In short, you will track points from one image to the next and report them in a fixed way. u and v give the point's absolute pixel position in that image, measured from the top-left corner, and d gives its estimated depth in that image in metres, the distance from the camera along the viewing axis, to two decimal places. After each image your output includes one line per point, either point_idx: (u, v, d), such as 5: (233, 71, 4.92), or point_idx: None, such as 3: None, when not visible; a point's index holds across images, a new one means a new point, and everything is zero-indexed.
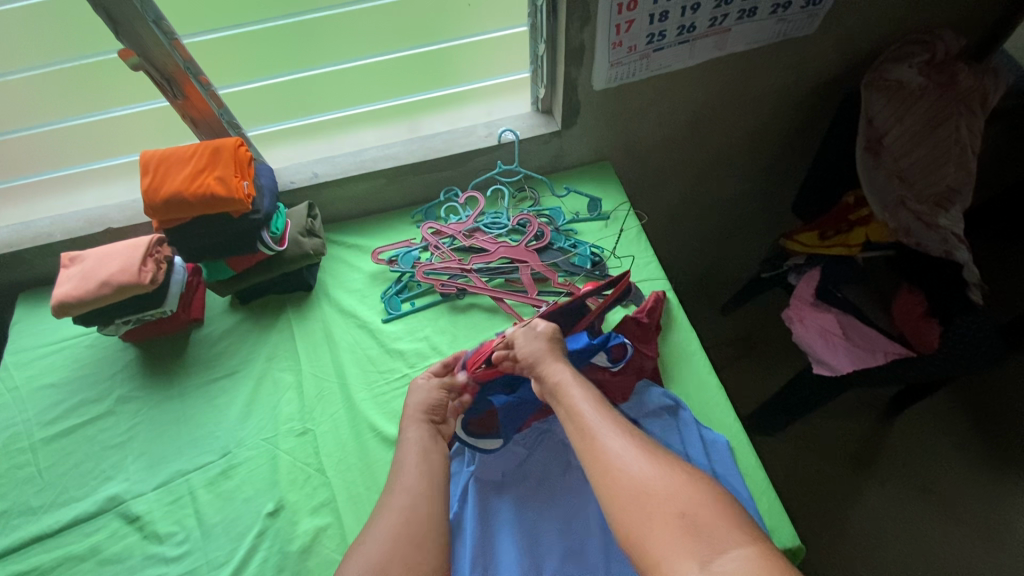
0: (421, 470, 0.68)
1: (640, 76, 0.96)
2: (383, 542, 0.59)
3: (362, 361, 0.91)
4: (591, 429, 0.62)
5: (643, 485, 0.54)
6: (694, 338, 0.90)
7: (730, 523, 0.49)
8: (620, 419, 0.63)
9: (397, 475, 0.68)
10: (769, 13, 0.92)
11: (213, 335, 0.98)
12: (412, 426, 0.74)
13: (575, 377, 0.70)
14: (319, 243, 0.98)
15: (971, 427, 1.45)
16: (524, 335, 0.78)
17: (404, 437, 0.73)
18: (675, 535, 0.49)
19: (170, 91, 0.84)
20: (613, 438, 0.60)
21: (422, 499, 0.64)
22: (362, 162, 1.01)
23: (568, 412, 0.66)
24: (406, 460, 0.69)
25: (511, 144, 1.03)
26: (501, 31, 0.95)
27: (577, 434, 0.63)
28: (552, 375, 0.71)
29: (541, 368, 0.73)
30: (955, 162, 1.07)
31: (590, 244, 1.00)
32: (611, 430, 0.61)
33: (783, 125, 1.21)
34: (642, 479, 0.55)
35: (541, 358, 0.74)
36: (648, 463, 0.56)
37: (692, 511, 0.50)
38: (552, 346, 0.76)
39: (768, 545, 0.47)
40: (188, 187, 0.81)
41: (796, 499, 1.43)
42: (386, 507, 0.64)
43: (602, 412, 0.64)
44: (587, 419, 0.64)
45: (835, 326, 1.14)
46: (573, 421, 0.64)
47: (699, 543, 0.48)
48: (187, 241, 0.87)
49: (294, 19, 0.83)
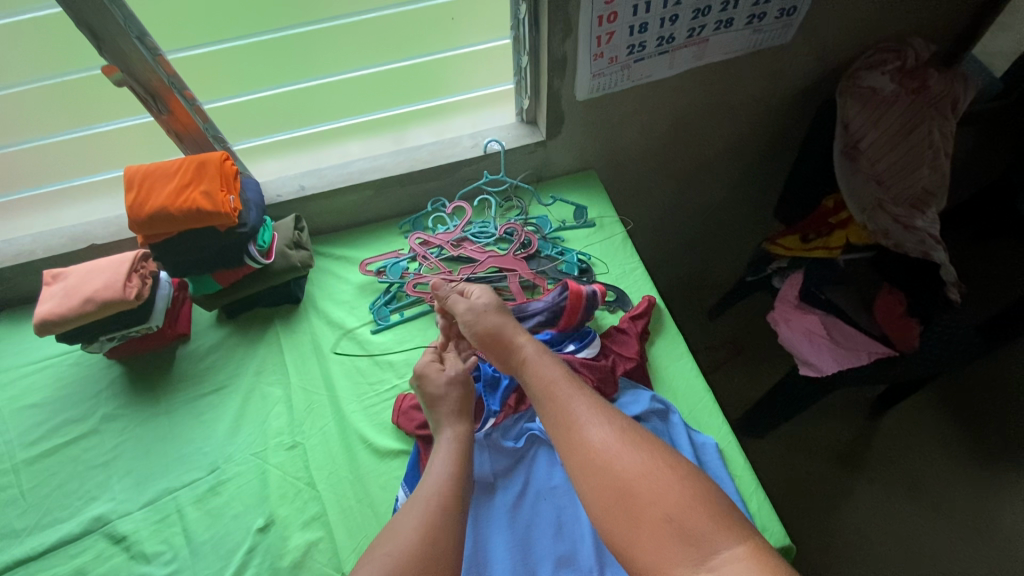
0: (451, 474, 0.68)
1: (622, 86, 0.98)
2: (402, 546, 0.58)
3: (351, 372, 0.91)
4: (568, 416, 0.64)
5: (625, 478, 0.56)
6: (681, 341, 0.91)
7: (718, 521, 0.52)
8: (597, 402, 0.66)
9: (427, 477, 0.68)
10: (746, 24, 0.95)
11: (201, 350, 0.97)
12: (453, 422, 0.75)
13: (545, 355, 0.73)
14: (307, 256, 0.97)
15: (954, 422, 1.48)
16: (465, 311, 0.81)
17: (444, 434, 0.73)
18: (665, 542, 0.52)
19: (154, 106, 0.84)
20: (592, 427, 0.62)
21: (449, 508, 0.64)
22: (349, 174, 1.02)
23: (543, 392, 0.69)
24: (437, 460, 0.70)
25: (497, 154, 1.04)
26: (485, 44, 0.96)
27: (553, 416, 0.66)
28: (522, 352, 0.75)
29: (507, 337, 0.76)
30: (928, 164, 1.10)
31: (577, 251, 1.01)
32: (588, 417, 0.63)
33: (764, 131, 1.23)
34: (624, 473, 0.57)
35: (502, 326, 0.78)
36: (629, 452, 0.58)
37: (678, 514, 0.53)
38: (497, 312, 0.80)
39: (758, 541, 0.51)
40: (174, 203, 0.80)
41: (785, 498, 1.46)
42: (407, 512, 0.63)
43: (576, 394, 0.67)
44: (563, 401, 0.66)
45: (819, 328, 1.19)
46: (549, 404, 0.67)
47: (690, 547, 0.51)
48: (173, 256, 0.86)
49: (278, 34, 0.84)
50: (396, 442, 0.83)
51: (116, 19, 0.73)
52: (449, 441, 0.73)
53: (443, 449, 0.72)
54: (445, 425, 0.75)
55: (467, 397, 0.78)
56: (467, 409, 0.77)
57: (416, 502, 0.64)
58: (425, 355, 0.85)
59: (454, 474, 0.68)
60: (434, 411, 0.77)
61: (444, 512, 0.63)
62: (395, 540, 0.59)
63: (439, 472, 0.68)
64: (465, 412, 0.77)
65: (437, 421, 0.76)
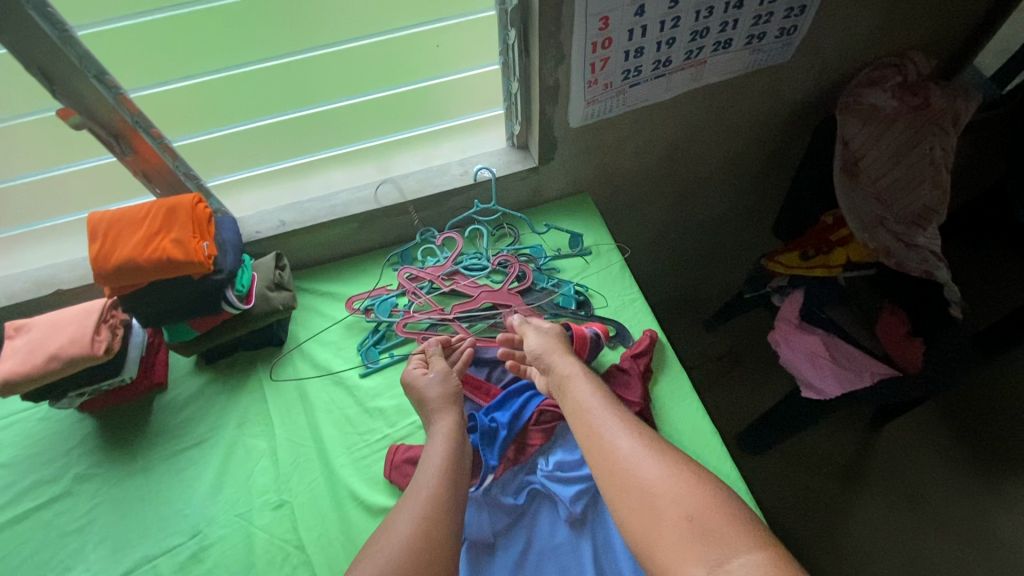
0: (448, 460, 0.70)
1: (618, 111, 0.93)
2: (401, 538, 0.60)
3: (340, 422, 0.87)
4: (599, 428, 0.68)
5: (648, 483, 0.60)
6: (686, 379, 0.87)
7: (736, 525, 0.54)
8: (626, 417, 0.69)
9: (431, 455, 0.71)
10: (745, 44, 0.90)
11: (179, 400, 0.91)
12: (440, 415, 0.76)
13: (582, 373, 0.77)
14: (290, 297, 0.91)
15: (954, 432, 1.47)
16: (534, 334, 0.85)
17: (434, 427, 0.75)
18: (685, 541, 0.55)
19: (117, 147, 0.77)
20: (621, 437, 0.66)
21: (451, 487, 0.67)
22: (332, 207, 0.97)
23: (575, 408, 0.72)
24: (439, 435, 0.74)
25: (488, 182, 0.99)
26: (474, 70, 0.91)
27: (584, 429, 0.70)
28: (561, 368, 0.78)
29: (550, 362, 0.80)
30: (931, 180, 1.08)
31: (574, 283, 0.97)
32: (617, 429, 0.67)
33: (762, 148, 1.19)
34: (649, 479, 0.60)
35: (549, 350, 0.81)
36: (655, 462, 0.62)
37: (699, 515, 0.56)
38: (558, 342, 0.83)
39: (772, 549, 0.52)
40: (143, 252, 0.74)
41: (783, 511, 1.46)
42: (412, 494, 0.66)
43: (608, 410, 0.70)
44: (595, 415, 0.70)
45: (821, 349, 1.17)
46: (581, 417, 0.71)
47: (710, 547, 0.53)
48: (144, 306, 0.80)
49: (258, 66, 0.77)
50: (390, 499, 0.78)
51: (68, 59, 0.67)
52: (447, 421, 0.76)
53: (442, 427, 0.75)
54: (434, 420, 0.77)
55: (454, 393, 0.80)
56: (455, 400, 0.79)
57: (423, 481, 0.67)
58: (412, 360, 0.86)
59: (453, 451, 0.71)
60: (423, 409, 0.78)
61: (444, 489, 0.66)
62: (391, 532, 0.61)
63: (436, 459, 0.70)
64: (451, 401, 0.78)
65: (427, 416, 0.78)
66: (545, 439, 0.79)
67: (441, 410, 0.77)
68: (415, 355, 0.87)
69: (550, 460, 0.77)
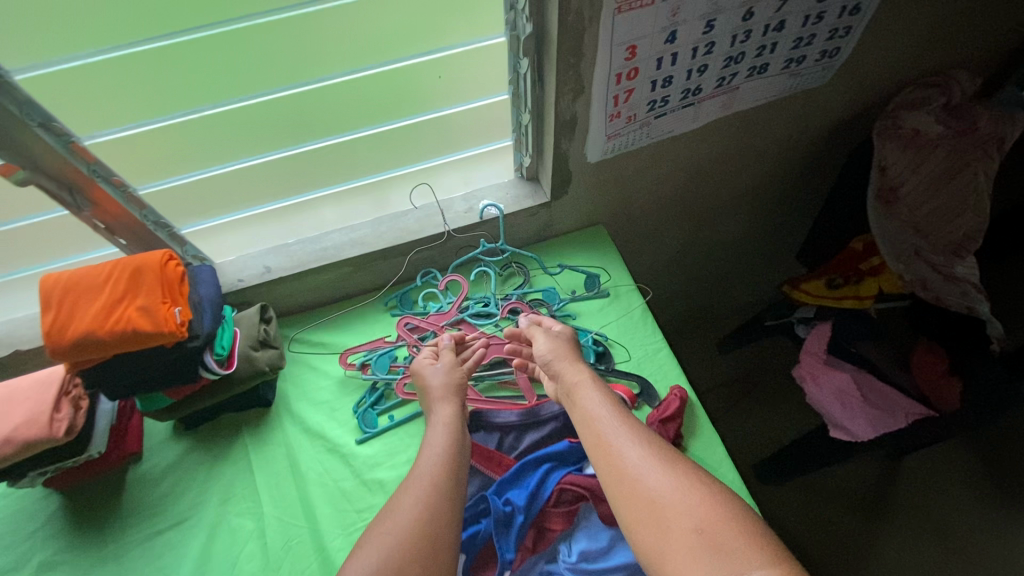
0: (446, 454, 0.66)
1: (640, 143, 0.83)
2: (395, 532, 0.56)
3: (335, 497, 0.78)
4: (605, 433, 0.64)
5: (655, 494, 0.55)
6: (718, 442, 0.79)
7: (749, 538, 0.50)
8: (635, 423, 0.65)
9: (431, 445, 0.67)
10: (782, 69, 0.81)
11: (155, 473, 0.82)
12: (440, 404, 0.73)
13: (592, 380, 0.72)
14: (276, 355, 0.82)
15: (984, 465, 1.39)
16: (543, 335, 0.80)
17: (433, 417, 0.72)
18: (694, 554, 0.50)
19: (71, 202, 0.67)
20: (628, 445, 0.61)
21: (452, 477, 0.63)
22: (323, 250, 0.87)
23: (582, 413, 0.68)
24: (440, 426, 0.70)
25: (495, 220, 0.90)
26: (480, 101, 0.80)
27: (591, 435, 0.65)
28: (569, 375, 0.74)
29: (558, 368, 0.75)
30: (971, 209, 1.00)
31: (592, 332, 0.88)
32: (625, 433, 0.63)
33: (790, 171, 1.10)
34: (656, 487, 0.56)
35: (558, 356, 0.76)
36: (664, 468, 0.57)
37: (709, 527, 0.51)
38: (568, 348, 0.78)
39: (790, 564, 0.47)
40: (104, 324, 0.64)
41: (803, 545, 1.38)
42: (407, 486, 0.62)
43: (616, 415, 0.66)
44: (602, 420, 0.65)
45: (851, 387, 1.09)
46: (589, 426, 0.66)
47: (720, 561, 0.48)
48: (111, 381, 0.70)
49: (237, 104, 0.68)
50: None
51: (6, 108, 0.57)
52: (447, 412, 0.72)
53: (442, 417, 0.71)
54: (434, 409, 0.74)
55: (458, 383, 0.76)
56: (457, 393, 0.75)
57: (423, 470, 0.63)
58: (423, 351, 0.82)
59: (454, 439, 0.68)
60: (425, 396, 0.76)
61: (447, 480, 0.62)
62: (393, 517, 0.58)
63: (434, 453, 0.66)
64: (451, 393, 0.75)
65: (428, 404, 0.75)
66: (567, 524, 0.71)
67: (441, 399, 0.74)
68: (426, 348, 0.83)
69: (573, 549, 0.69)
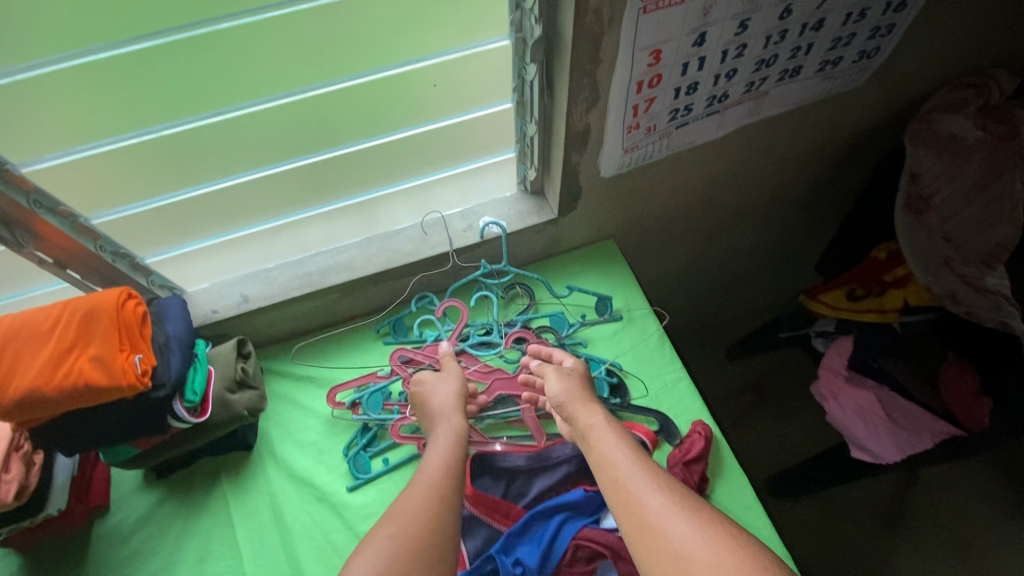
0: (448, 469, 0.59)
1: (658, 156, 0.75)
2: (384, 544, 0.48)
3: (324, 553, 0.70)
4: (619, 473, 0.54)
5: (679, 547, 0.46)
6: (747, 485, 0.72)
7: None
8: (657, 465, 0.55)
9: (428, 460, 0.60)
10: (816, 72, 0.73)
11: (124, 528, 0.74)
12: (448, 419, 0.67)
13: (608, 422, 0.62)
14: (256, 398, 0.74)
15: (1004, 478, 1.34)
16: (553, 373, 0.69)
17: (439, 429, 0.65)
18: None
19: (11, 239, 0.59)
20: (647, 490, 0.51)
21: (449, 496, 0.55)
22: (306, 276, 0.78)
23: (597, 454, 0.58)
24: (438, 441, 0.63)
25: (497, 239, 0.81)
26: (481, 111, 0.71)
27: (605, 480, 0.56)
28: (584, 418, 0.63)
29: (571, 412, 0.65)
30: (1007, 217, 0.91)
31: (605, 361, 0.80)
32: (645, 473, 0.53)
33: (812, 178, 1.02)
34: (678, 537, 0.46)
35: (573, 398, 0.66)
36: (689, 516, 0.48)
37: None
38: (583, 387, 0.68)
39: None
40: (51, 379, 0.56)
41: (814, 559, 1.31)
42: (404, 496, 0.55)
43: (635, 454, 0.56)
44: (618, 461, 0.56)
45: (874, 406, 1.01)
46: (603, 469, 0.56)
47: None
48: (68, 437, 0.62)
49: (203, 122, 0.59)
50: None
51: None
52: (455, 426, 0.65)
53: (445, 436, 0.64)
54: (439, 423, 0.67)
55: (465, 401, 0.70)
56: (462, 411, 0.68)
57: (412, 489, 0.56)
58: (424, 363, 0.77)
59: (457, 454, 0.61)
60: (429, 412, 0.69)
61: (442, 496, 0.55)
62: (398, 518, 0.51)
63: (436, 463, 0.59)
64: (461, 408, 0.69)
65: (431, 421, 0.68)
66: None
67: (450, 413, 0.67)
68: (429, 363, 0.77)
69: None
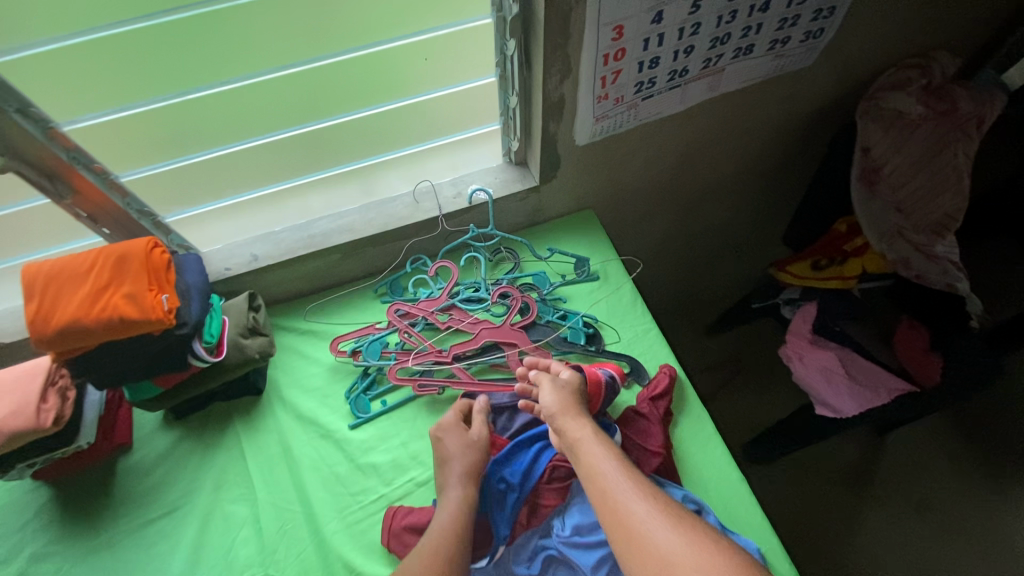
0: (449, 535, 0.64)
1: (628, 126, 0.84)
2: None
3: (329, 481, 0.78)
4: (608, 485, 0.59)
5: (665, 553, 0.52)
6: (708, 419, 0.81)
7: None
8: (642, 477, 0.60)
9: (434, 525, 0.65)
10: (767, 50, 0.82)
11: (146, 463, 0.82)
12: (455, 475, 0.70)
13: (596, 434, 0.66)
14: (267, 343, 0.82)
15: (965, 439, 1.42)
16: (548, 386, 0.72)
17: (446, 488, 0.69)
18: None
19: (52, 189, 0.66)
20: (634, 500, 0.57)
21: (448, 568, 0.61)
22: (310, 237, 0.86)
23: (585, 465, 0.62)
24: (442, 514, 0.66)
25: (484, 205, 0.89)
26: (466, 84, 0.80)
27: (594, 489, 0.60)
28: (573, 431, 0.66)
29: (560, 424, 0.68)
30: (951, 188, 1.00)
31: (582, 314, 0.89)
32: (632, 486, 0.58)
33: (776, 154, 1.11)
34: (664, 544, 0.52)
35: (564, 410, 0.69)
36: (673, 526, 0.54)
37: None
38: (575, 400, 0.71)
39: None
40: (89, 313, 0.63)
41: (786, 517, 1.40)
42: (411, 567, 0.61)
43: (621, 467, 0.61)
44: (607, 474, 0.60)
45: (836, 364, 1.10)
46: (592, 480, 0.61)
47: None
48: (100, 370, 0.70)
49: (221, 89, 0.67)
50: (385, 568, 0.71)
51: None
52: (462, 485, 0.69)
53: (451, 497, 0.68)
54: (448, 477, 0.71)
55: (476, 451, 0.73)
56: (474, 472, 0.71)
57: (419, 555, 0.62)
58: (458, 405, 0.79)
59: (458, 533, 0.64)
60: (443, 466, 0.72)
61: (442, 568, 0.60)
62: None
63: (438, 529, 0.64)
64: (472, 468, 0.71)
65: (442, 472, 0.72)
66: (560, 500, 0.72)
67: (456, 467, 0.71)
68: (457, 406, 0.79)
69: (567, 523, 0.70)
